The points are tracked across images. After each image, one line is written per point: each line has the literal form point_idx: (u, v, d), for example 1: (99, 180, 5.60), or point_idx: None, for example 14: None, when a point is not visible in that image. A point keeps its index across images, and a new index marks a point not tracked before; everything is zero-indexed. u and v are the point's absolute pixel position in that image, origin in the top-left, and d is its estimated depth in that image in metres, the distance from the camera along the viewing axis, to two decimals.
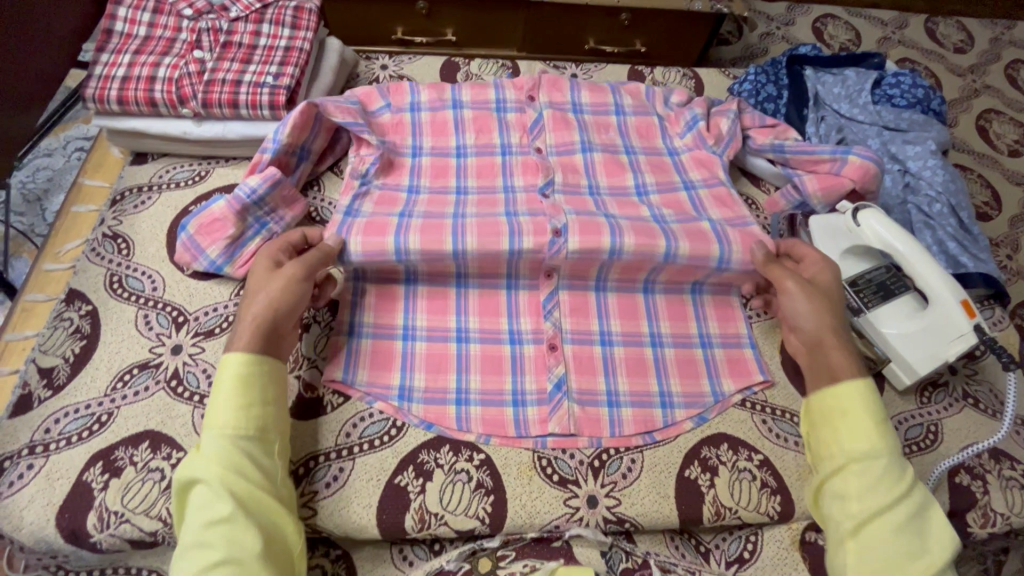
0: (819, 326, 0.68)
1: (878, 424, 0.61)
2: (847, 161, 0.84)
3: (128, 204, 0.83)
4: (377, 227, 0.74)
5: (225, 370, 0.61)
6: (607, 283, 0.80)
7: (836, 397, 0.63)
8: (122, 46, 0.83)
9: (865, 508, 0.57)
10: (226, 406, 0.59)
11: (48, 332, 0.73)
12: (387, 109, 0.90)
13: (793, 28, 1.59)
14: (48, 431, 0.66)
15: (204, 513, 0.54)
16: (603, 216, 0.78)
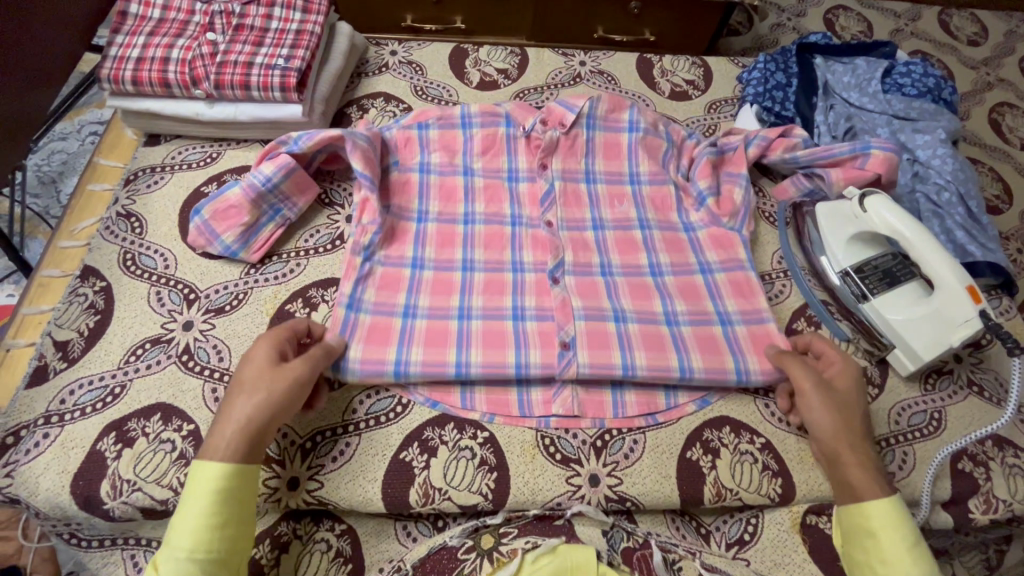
0: (842, 439, 0.63)
1: (915, 549, 0.56)
2: (870, 155, 0.84)
3: (141, 184, 0.85)
4: (380, 332, 0.71)
5: (200, 475, 0.55)
6: (626, 314, 0.74)
7: (867, 517, 0.59)
8: (137, 28, 0.84)
9: None
10: (190, 522, 0.53)
11: (64, 307, 0.74)
12: (393, 167, 0.85)
13: (804, 19, 1.58)
14: (63, 402, 0.68)
15: None
16: (614, 319, 0.73)
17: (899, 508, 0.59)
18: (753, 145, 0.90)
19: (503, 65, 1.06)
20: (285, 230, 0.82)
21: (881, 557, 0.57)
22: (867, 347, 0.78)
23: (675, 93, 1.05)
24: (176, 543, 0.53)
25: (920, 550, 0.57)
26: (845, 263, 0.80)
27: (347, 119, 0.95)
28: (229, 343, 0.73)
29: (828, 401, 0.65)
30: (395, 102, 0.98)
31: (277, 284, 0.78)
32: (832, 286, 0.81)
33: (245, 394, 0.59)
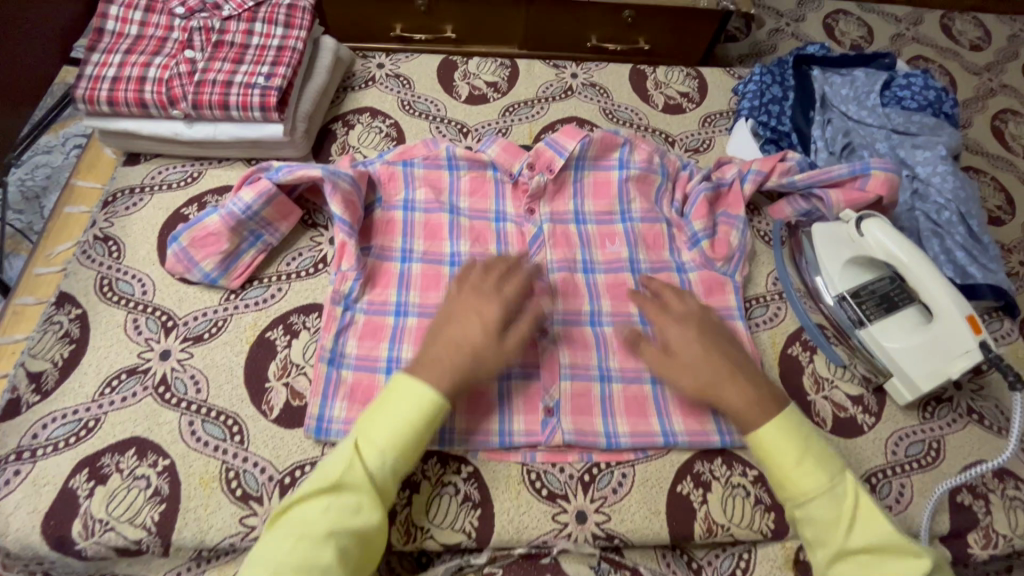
0: (710, 376, 0.65)
1: (805, 459, 0.61)
2: (870, 176, 0.81)
3: (120, 205, 0.83)
4: (363, 392, 0.69)
5: (415, 400, 0.59)
6: (611, 372, 0.74)
7: (778, 446, 0.62)
8: (113, 45, 0.81)
9: (830, 550, 0.58)
10: (394, 426, 0.59)
11: (38, 336, 0.72)
12: (377, 204, 0.83)
13: (803, 24, 1.55)
14: (35, 436, 0.66)
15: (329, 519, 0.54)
16: (600, 378, 0.73)
17: (788, 419, 0.63)
18: (747, 181, 0.86)
19: (493, 78, 1.04)
20: (266, 256, 0.79)
21: (797, 492, 0.60)
22: (864, 372, 0.76)
23: (669, 106, 1.03)
24: (378, 442, 0.58)
25: (808, 462, 0.61)
26: (841, 287, 0.77)
27: (332, 136, 0.93)
28: (207, 373, 0.71)
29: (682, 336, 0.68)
30: (381, 117, 0.96)
31: (257, 310, 0.76)
32: (828, 310, 0.79)
33: (464, 351, 0.62)
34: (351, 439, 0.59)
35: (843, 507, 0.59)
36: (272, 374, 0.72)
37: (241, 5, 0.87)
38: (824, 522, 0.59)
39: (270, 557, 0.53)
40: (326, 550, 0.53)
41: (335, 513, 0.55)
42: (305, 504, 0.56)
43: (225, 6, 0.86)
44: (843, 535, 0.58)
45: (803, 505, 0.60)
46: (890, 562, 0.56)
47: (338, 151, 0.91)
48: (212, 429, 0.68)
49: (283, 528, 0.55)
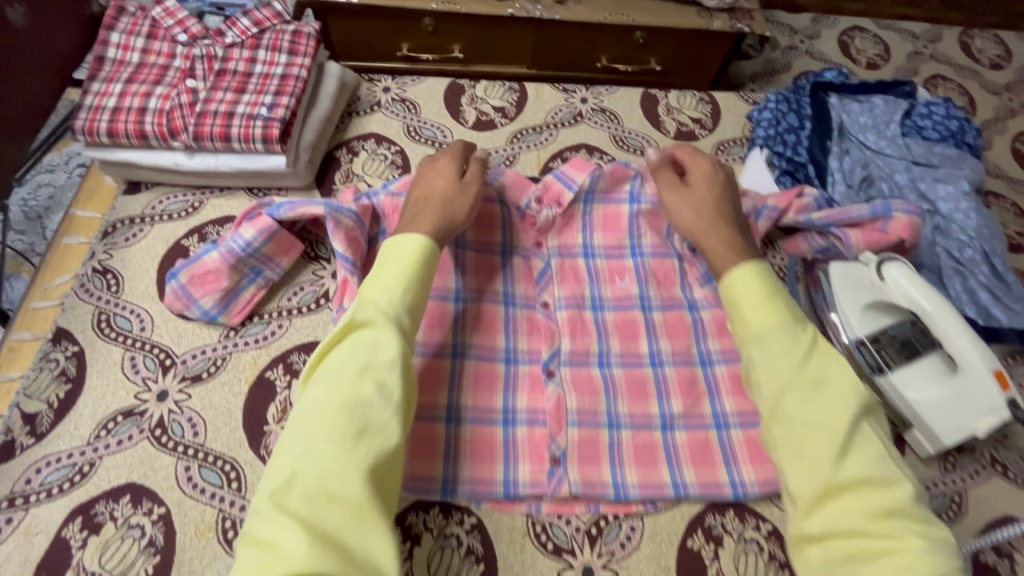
0: (696, 221, 0.75)
1: (770, 299, 0.66)
2: (892, 218, 0.78)
3: (119, 237, 0.81)
4: None
5: (402, 246, 0.68)
6: (619, 418, 0.72)
7: (740, 288, 0.67)
8: (114, 74, 0.80)
9: (778, 380, 0.61)
10: (394, 269, 0.67)
11: (33, 374, 0.71)
12: (381, 237, 0.81)
13: (818, 41, 1.52)
14: (28, 481, 0.64)
15: (357, 360, 0.60)
16: (609, 424, 0.71)
17: (766, 276, 0.68)
18: (762, 217, 0.82)
19: (501, 102, 1.01)
20: (267, 291, 0.78)
21: (751, 327, 0.65)
22: (882, 420, 0.73)
23: (681, 132, 1.00)
24: (382, 282, 0.66)
25: (778, 301, 0.66)
26: (859, 331, 0.74)
27: (336, 163, 0.90)
28: (205, 416, 0.70)
29: (690, 197, 0.77)
30: (386, 144, 0.94)
31: (257, 348, 0.74)
32: (845, 354, 0.75)
33: (434, 201, 0.74)
34: (356, 296, 0.66)
35: (801, 339, 0.63)
36: (272, 417, 0.70)
37: (245, 31, 0.85)
38: (775, 362, 0.62)
39: (314, 399, 0.59)
40: (360, 389, 0.59)
41: (359, 356, 0.61)
42: (331, 354, 0.62)
43: (228, 32, 0.84)
44: (797, 361, 0.62)
45: (761, 340, 0.64)
46: (824, 395, 0.60)
47: (341, 180, 0.89)
48: (209, 475, 0.66)
49: (317, 382, 0.61)
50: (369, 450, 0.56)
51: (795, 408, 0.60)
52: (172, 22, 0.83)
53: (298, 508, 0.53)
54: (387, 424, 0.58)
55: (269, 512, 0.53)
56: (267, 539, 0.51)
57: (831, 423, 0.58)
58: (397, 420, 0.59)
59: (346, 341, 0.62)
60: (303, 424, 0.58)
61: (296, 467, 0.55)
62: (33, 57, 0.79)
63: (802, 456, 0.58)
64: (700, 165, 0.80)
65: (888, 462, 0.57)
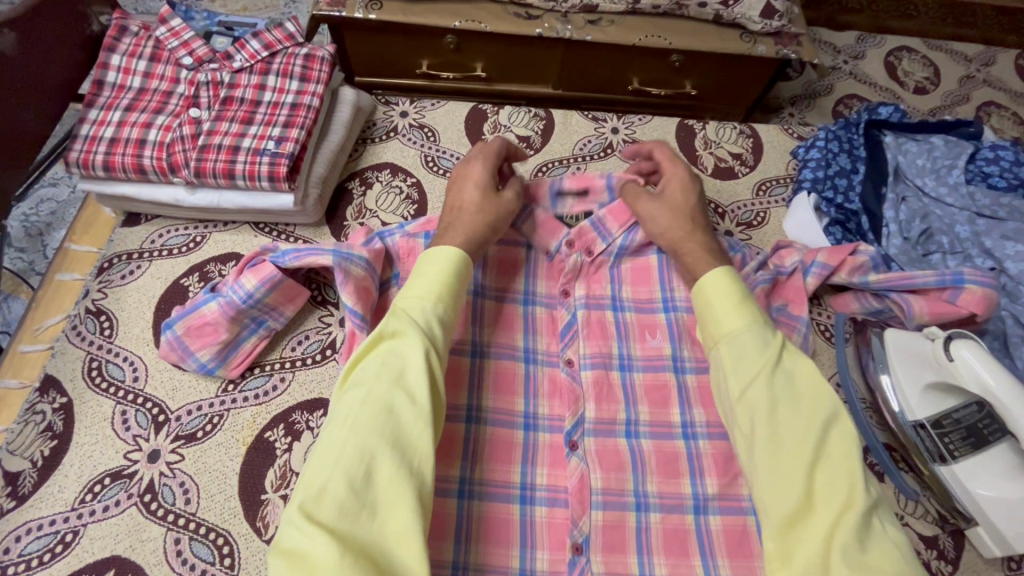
0: (671, 227, 0.74)
1: (741, 304, 0.63)
2: (963, 290, 0.70)
3: (114, 273, 0.76)
4: None
5: (434, 254, 0.65)
6: (648, 499, 0.65)
7: (710, 294, 0.65)
8: (113, 100, 0.74)
9: (740, 376, 0.58)
10: (431, 278, 0.63)
11: (19, 428, 0.66)
12: (393, 281, 0.75)
13: (863, 61, 1.43)
14: (7, 551, 0.60)
15: (392, 365, 0.56)
16: (637, 507, 0.64)
17: (734, 280, 0.66)
18: (810, 274, 0.76)
19: (526, 131, 0.95)
20: (270, 340, 0.73)
21: (719, 331, 0.62)
22: (939, 509, 0.66)
23: (720, 169, 0.93)
24: (413, 289, 0.62)
25: (748, 304, 0.63)
26: (919, 413, 0.67)
27: (348, 197, 0.84)
28: (198, 481, 0.64)
29: (668, 207, 0.75)
30: (402, 175, 0.87)
31: (257, 405, 0.69)
32: (899, 430, 0.69)
33: (469, 209, 0.71)
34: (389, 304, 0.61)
35: (768, 342, 0.60)
36: (270, 484, 0.65)
37: (254, 55, 0.79)
38: (741, 361, 0.59)
39: (344, 411, 0.54)
40: (393, 399, 0.54)
41: (392, 366, 0.56)
42: (362, 364, 0.57)
43: (237, 56, 0.79)
44: (761, 361, 0.58)
45: (729, 338, 0.61)
46: (788, 400, 0.56)
47: (353, 215, 0.82)
48: (199, 550, 0.61)
49: (349, 392, 0.55)
50: (403, 467, 0.51)
51: (757, 403, 0.56)
52: (177, 44, 0.78)
53: (328, 517, 0.47)
54: (419, 438, 0.53)
55: (298, 521, 0.47)
56: (294, 550, 0.46)
57: (802, 423, 0.55)
58: (429, 434, 0.53)
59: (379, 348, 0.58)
60: (335, 432, 0.52)
61: (328, 476, 0.49)
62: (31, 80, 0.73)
63: (777, 458, 0.54)
64: (676, 173, 0.78)
65: (852, 470, 0.52)
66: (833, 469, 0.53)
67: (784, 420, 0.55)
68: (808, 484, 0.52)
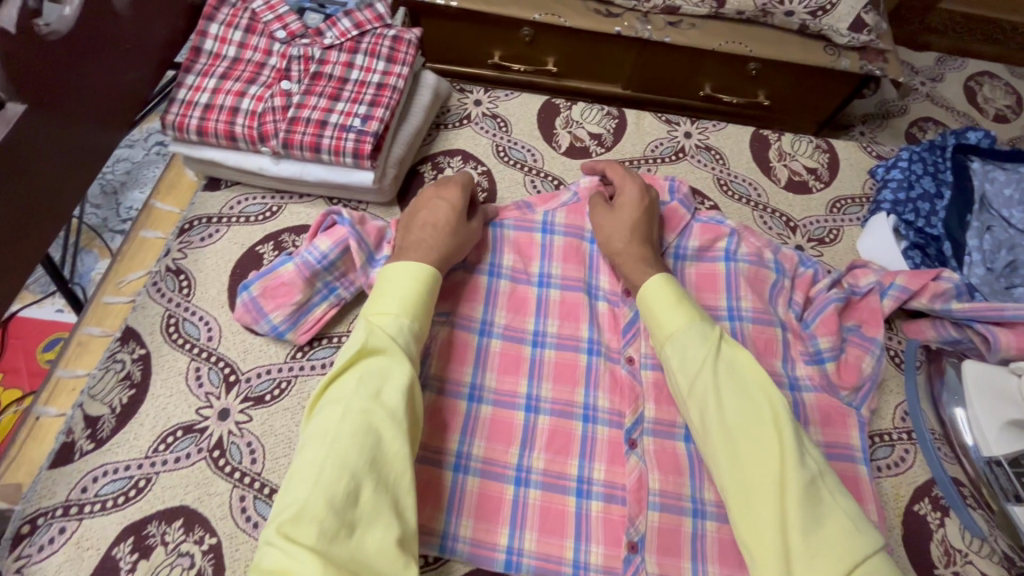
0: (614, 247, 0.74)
1: (681, 300, 0.65)
2: None
3: (195, 235, 0.79)
4: (430, 493, 0.63)
5: (405, 270, 0.65)
6: (705, 508, 0.64)
7: (652, 292, 0.67)
8: (209, 68, 0.77)
9: (686, 374, 0.61)
10: (399, 296, 0.63)
11: (99, 373, 0.69)
12: (461, 265, 0.77)
13: (943, 83, 1.39)
14: (84, 490, 0.62)
15: (373, 384, 0.56)
16: (694, 514, 0.64)
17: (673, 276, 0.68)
18: (887, 296, 0.75)
19: (598, 128, 0.94)
20: (338, 311, 0.74)
21: (663, 329, 0.65)
22: (1005, 549, 0.64)
23: (793, 182, 0.91)
24: (387, 308, 0.62)
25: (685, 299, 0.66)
26: (996, 449, 0.66)
27: (420, 179, 0.85)
28: (264, 442, 0.66)
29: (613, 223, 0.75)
30: (473, 163, 0.88)
31: (323, 374, 0.70)
32: (970, 463, 0.67)
33: (440, 230, 0.70)
34: (361, 320, 0.61)
35: (707, 334, 0.62)
36: None
37: (345, 33, 0.81)
38: (684, 355, 0.62)
39: (320, 431, 0.53)
40: (370, 419, 0.54)
41: (369, 384, 0.56)
42: (337, 383, 0.57)
43: (328, 33, 0.80)
44: (702, 353, 0.61)
45: (672, 336, 0.63)
46: (732, 391, 0.58)
47: None
48: (263, 508, 0.63)
49: (324, 411, 0.55)
50: (382, 484, 0.52)
51: (706, 400, 0.58)
52: (272, 17, 0.80)
53: (309, 540, 0.47)
54: (393, 448, 0.54)
55: (278, 543, 0.47)
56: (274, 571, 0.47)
57: (739, 406, 0.58)
58: (404, 442, 0.54)
59: (356, 368, 0.57)
60: (312, 453, 0.52)
61: (307, 498, 0.49)
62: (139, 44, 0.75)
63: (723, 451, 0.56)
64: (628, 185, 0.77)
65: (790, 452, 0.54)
66: (766, 449, 0.55)
67: (731, 416, 0.57)
68: (757, 473, 0.54)
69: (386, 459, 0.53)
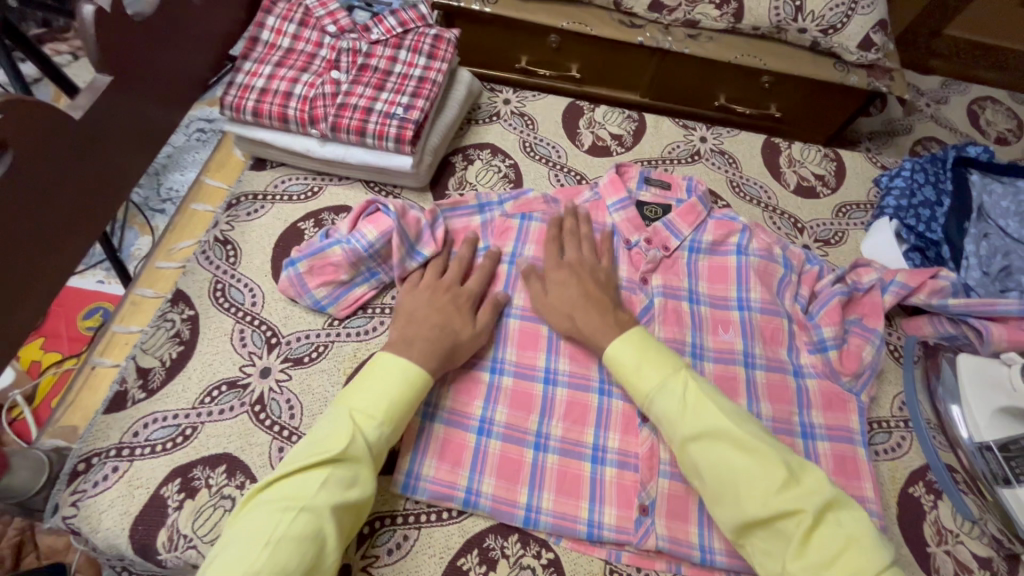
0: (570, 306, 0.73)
1: (651, 361, 0.65)
2: None
3: (242, 210, 0.84)
4: (453, 451, 0.68)
5: (400, 371, 0.64)
6: None
7: (621, 356, 0.66)
8: (266, 56, 0.83)
9: (677, 433, 0.61)
10: (390, 396, 0.62)
11: (151, 330, 0.74)
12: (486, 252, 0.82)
13: (946, 107, 1.46)
14: (136, 434, 0.67)
15: (337, 487, 0.56)
16: None
17: (640, 333, 0.68)
18: (889, 292, 0.80)
19: (619, 130, 1.00)
20: (377, 290, 0.79)
21: (642, 393, 0.64)
22: (995, 531, 0.68)
23: (801, 187, 0.97)
24: (372, 410, 0.61)
25: (651, 353, 0.66)
26: (987, 435, 0.70)
27: (451, 168, 0.91)
28: (302, 400, 0.71)
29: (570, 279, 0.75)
30: (501, 156, 0.94)
31: (358, 341, 0.76)
32: (962, 451, 0.72)
33: (446, 331, 0.69)
34: (344, 413, 0.60)
35: (682, 391, 0.62)
36: None
37: (390, 30, 0.87)
38: (670, 417, 0.61)
39: (265, 527, 0.52)
40: (324, 525, 0.54)
41: (332, 492, 0.55)
42: (299, 476, 0.56)
43: (375, 29, 0.87)
44: (681, 404, 0.61)
45: (649, 397, 0.63)
46: (716, 444, 0.59)
47: (455, 186, 0.89)
48: None
49: (276, 502, 0.54)
50: None
51: (706, 457, 0.59)
52: (324, 13, 0.87)
53: None
54: (330, 558, 0.54)
55: None
56: None
57: (730, 456, 0.58)
58: (337, 563, 0.55)
59: (323, 467, 0.56)
60: (253, 548, 0.51)
61: None
62: (212, 30, 0.81)
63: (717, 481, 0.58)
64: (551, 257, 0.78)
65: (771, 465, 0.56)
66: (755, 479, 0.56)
67: (709, 475, 0.58)
68: (759, 500, 0.55)
69: (329, 556, 0.54)
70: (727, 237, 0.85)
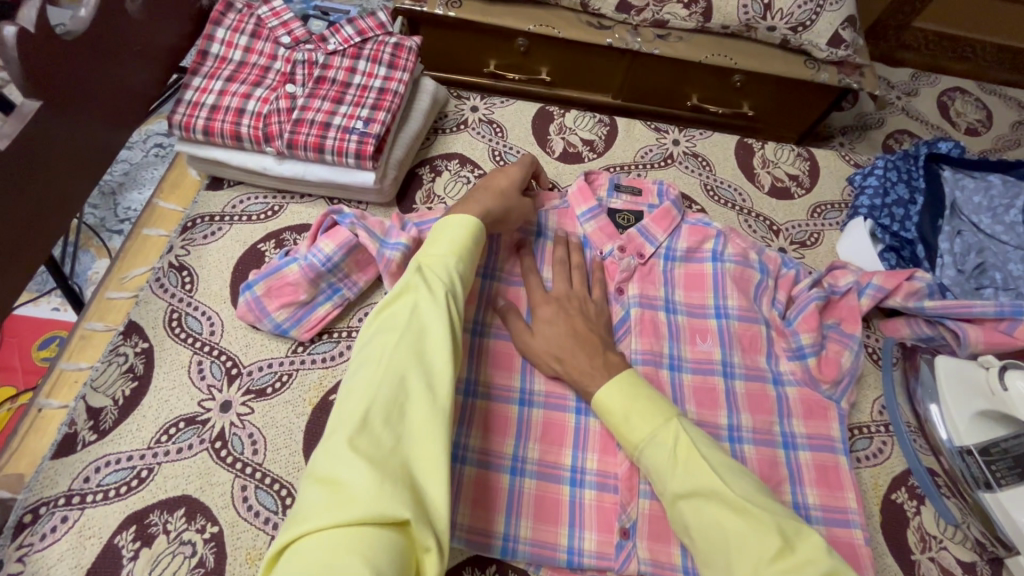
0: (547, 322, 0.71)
1: (642, 410, 0.61)
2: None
3: (198, 233, 0.80)
4: None
5: (453, 223, 0.68)
6: None
7: (612, 403, 0.63)
8: (216, 70, 0.79)
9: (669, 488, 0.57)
10: (450, 239, 0.66)
11: (102, 366, 0.70)
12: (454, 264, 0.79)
13: (917, 99, 1.46)
14: (87, 480, 0.63)
15: (421, 312, 0.57)
16: None
17: (635, 378, 0.65)
18: (865, 295, 0.79)
19: (590, 135, 0.98)
20: (341, 310, 0.76)
21: (633, 444, 0.61)
22: (978, 536, 0.67)
23: (776, 189, 0.95)
24: (437, 251, 0.64)
25: (643, 400, 0.62)
26: (967, 438, 0.69)
27: (418, 181, 0.88)
28: (265, 434, 0.68)
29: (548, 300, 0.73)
30: (469, 166, 0.91)
31: (323, 368, 0.72)
32: (943, 455, 0.71)
33: (491, 190, 0.76)
34: (412, 264, 0.63)
35: (670, 443, 0.58)
36: None
37: (348, 39, 0.84)
38: (661, 472, 0.58)
39: (372, 358, 0.54)
40: (421, 344, 0.55)
41: (416, 317, 0.57)
42: (387, 314, 0.59)
43: (331, 39, 0.84)
44: (670, 455, 0.57)
45: (640, 446, 0.60)
46: (703, 502, 0.54)
47: (422, 200, 0.86)
48: (264, 498, 0.64)
49: (376, 339, 0.56)
50: (430, 394, 0.51)
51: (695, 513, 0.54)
52: (277, 23, 0.83)
53: (365, 442, 0.46)
54: (439, 366, 0.54)
55: (340, 451, 0.45)
56: (333, 476, 0.44)
57: (720, 517, 0.53)
58: (449, 370, 0.54)
59: (404, 297, 0.59)
60: (366, 371, 0.53)
61: (365, 403, 0.49)
62: (155, 45, 0.77)
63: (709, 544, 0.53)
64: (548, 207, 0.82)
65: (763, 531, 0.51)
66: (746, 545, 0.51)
67: (699, 535, 0.54)
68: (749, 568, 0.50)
69: (437, 374, 0.53)
70: (702, 245, 0.83)
